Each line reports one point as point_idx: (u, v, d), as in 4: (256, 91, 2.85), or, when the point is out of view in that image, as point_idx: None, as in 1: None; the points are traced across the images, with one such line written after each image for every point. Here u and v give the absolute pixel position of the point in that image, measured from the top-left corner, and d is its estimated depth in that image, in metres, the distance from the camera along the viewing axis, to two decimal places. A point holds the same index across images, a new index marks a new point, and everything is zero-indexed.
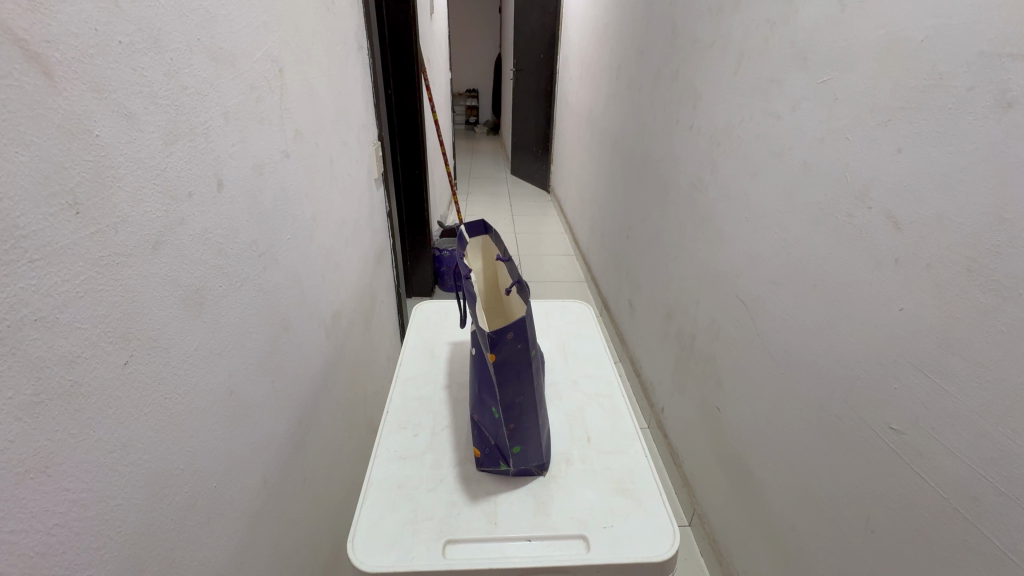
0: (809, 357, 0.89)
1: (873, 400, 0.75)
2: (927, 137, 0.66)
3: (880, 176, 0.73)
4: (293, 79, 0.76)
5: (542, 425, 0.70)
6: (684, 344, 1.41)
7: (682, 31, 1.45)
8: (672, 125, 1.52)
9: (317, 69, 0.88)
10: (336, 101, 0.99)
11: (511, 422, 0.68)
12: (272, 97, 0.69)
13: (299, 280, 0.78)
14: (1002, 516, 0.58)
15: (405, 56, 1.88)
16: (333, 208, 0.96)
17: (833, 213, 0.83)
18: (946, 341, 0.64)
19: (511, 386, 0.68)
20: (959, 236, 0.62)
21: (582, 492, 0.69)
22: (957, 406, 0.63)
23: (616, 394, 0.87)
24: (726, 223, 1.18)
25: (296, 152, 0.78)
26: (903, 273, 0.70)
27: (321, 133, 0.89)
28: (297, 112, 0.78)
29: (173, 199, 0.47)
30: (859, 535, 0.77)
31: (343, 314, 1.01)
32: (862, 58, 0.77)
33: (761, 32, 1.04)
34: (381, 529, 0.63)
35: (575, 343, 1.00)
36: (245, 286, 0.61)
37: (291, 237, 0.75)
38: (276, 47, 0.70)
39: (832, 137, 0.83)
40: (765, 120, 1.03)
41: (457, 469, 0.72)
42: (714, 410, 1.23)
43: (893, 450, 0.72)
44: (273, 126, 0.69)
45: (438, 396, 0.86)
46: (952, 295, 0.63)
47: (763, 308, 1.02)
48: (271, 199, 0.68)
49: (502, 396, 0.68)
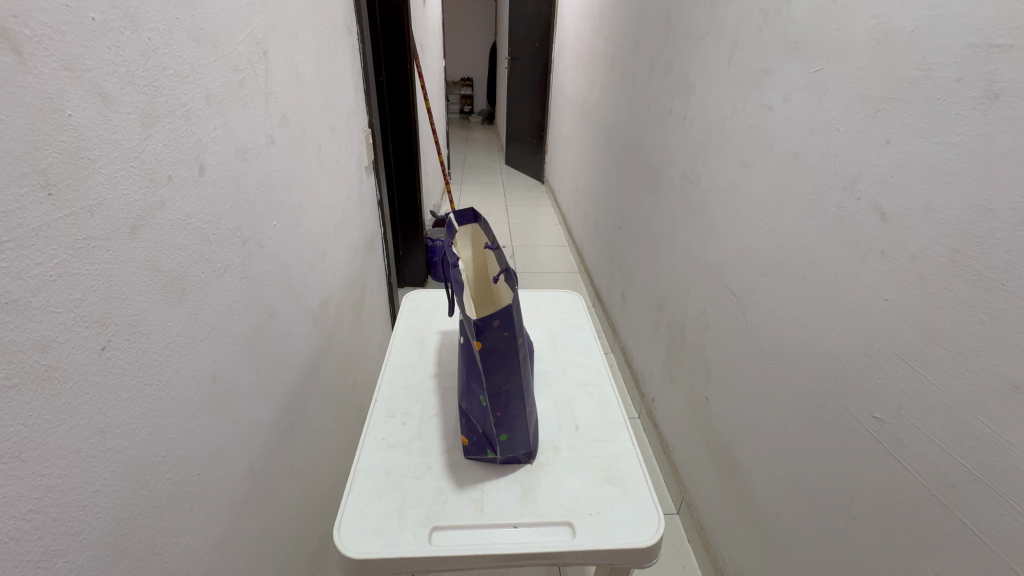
0: (796, 348, 0.89)
1: (857, 390, 0.76)
2: (916, 128, 0.66)
3: (868, 168, 0.74)
4: (279, 63, 0.75)
5: (530, 416, 0.70)
6: (674, 334, 1.42)
7: (676, 20, 1.44)
8: (665, 114, 1.51)
9: (304, 54, 0.86)
10: (323, 86, 0.97)
11: (499, 411, 0.68)
12: (258, 81, 0.68)
13: (286, 267, 0.77)
14: (980, 503, 0.59)
15: (397, 42, 1.86)
16: (320, 196, 0.95)
17: (823, 204, 0.83)
18: (929, 332, 0.65)
19: (495, 376, 0.67)
20: (945, 226, 0.63)
21: (569, 479, 0.70)
22: (936, 396, 0.64)
23: (604, 384, 0.87)
24: (716, 213, 1.19)
25: (282, 137, 0.76)
26: (889, 265, 0.70)
27: (308, 118, 0.88)
28: (283, 97, 0.77)
29: (152, 183, 0.46)
30: (840, 521, 0.79)
31: (332, 302, 1.00)
32: (853, 48, 0.77)
33: (755, 21, 1.03)
34: (367, 516, 0.64)
35: (564, 333, 1.00)
36: (230, 272, 0.60)
37: (278, 224, 0.75)
38: (260, 29, 0.69)
39: (822, 128, 0.83)
40: (756, 110, 1.03)
41: (444, 458, 0.72)
42: (702, 398, 1.25)
43: (875, 438, 0.73)
44: (258, 110, 0.68)
45: (427, 384, 0.86)
46: (935, 286, 0.64)
47: (752, 299, 1.03)
48: (256, 185, 0.67)
49: (486, 384, 0.67)
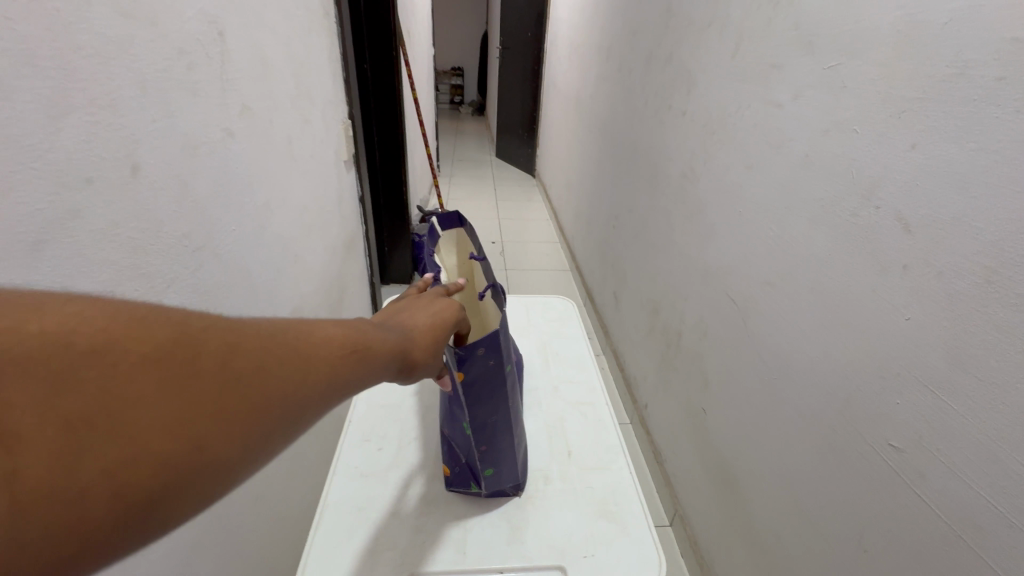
0: (802, 364, 0.84)
1: (871, 414, 0.70)
2: (947, 132, 0.60)
3: (889, 175, 0.68)
4: (240, 46, 0.67)
5: (519, 448, 0.64)
6: (670, 341, 1.37)
7: (677, 10, 1.36)
8: (664, 109, 1.44)
9: (272, 37, 0.78)
10: (296, 72, 0.88)
11: (483, 445, 0.62)
12: (212, 66, 0.59)
13: (248, 276, 0.69)
14: (1011, 549, 0.54)
15: (383, 28, 1.76)
16: (291, 194, 0.86)
17: (836, 212, 0.77)
18: (956, 357, 0.59)
19: (479, 408, 0.60)
20: (978, 242, 0.57)
21: (561, 515, 0.63)
22: (962, 427, 0.59)
23: (599, 402, 0.81)
24: (717, 216, 1.13)
25: (244, 130, 0.68)
26: (911, 281, 0.65)
27: (276, 108, 0.79)
28: (245, 84, 0.68)
29: (63, 188, 0.38)
30: (849, 553, 0.74)
31: (304, 310, 0.93)
32: (875, 42, 0.70)
33: (763, 12, 0.96)
34: (335, 561, 0.56)
35: (556, 345, 0.93)
36: (174, 286, 0.52)
37: (238, 229, 0.66)
38: (216, 7, 0.60)
39: (837, 129, 0.77)
40: (763, 108, 0.96)
41: (423, 489, 0.66)
42: (699, 409, 1.19)
43: (891, 468, 0.67)
44: (212, 99, 0.60)
45: (407, 403, 0.79)
46: (965, 307, 0.58)
47: (755, 309, 0.97)
48: (210, 185, 0.59)
49: (468, 416, 0.61)
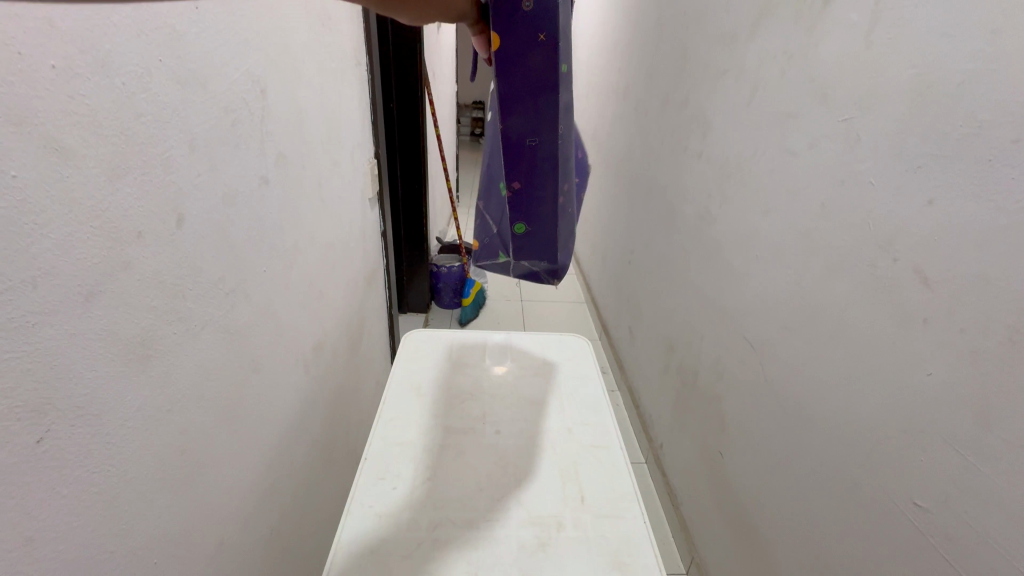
0: (822, 413, 0.82)
1: (896, 470, 0.68)
2: (964, 189, 0.61)
3: (908, 228, 0.68)
4: (279, 100, 0.72)
5: (554, 212, 0.79)
6: (685, 380, 1.36)
7: (692, 56, 1.40)
8: (680, 150, 1.47)
9: (308, 88, 0.83)
10: (328, 119, 0.93)
11: (517, 182, 0.76)
12: (253, 120, 0.64)
13: (275, 314, 0.72)
14: None
15: (409, 72, 1.85)
16: (319, 233, 0.90)
17: (855, 262, 0.77)
18: (983, 416, 0.58)
19: (516, 121, 0.70)
20: (1000, 300, 0.56)
21: (573, 565, 0.62)
22: (991, 490, 0.57)
23: (613, 447, 0.81)
24: (734, 258, 1.14)
25: (278, 177, 0.72)
26: (934, 335, 0.64)
27: (308, 154, 0.84)
28: (281, 134, 0.73)
29: (115, 244, 0.41)
30: None
31: (326, 343, 0.95)
32: (889, 98, 0.72)
33: (778, 64, 0.99)
34: None
35: (570, 387, 0.94)
36: (208, 328, 0.55)
37: (268, 269, 0.70)
38: (260, 67, 0.65)
39: (854, 180, 0.78)
40: (778, 155, 0.98)
41: (435, 531, 0.65)
42: (716, 453, 1.17)
43: (918, 527, 0.65)
44: (252, 151, 0.64)
45: (421, 441, 0.80)
46: (989, 365, 0.57)
47: (773, 354, 0.97)
48: (245, 231, 0.63)
49: (509, 130, 0.71)
